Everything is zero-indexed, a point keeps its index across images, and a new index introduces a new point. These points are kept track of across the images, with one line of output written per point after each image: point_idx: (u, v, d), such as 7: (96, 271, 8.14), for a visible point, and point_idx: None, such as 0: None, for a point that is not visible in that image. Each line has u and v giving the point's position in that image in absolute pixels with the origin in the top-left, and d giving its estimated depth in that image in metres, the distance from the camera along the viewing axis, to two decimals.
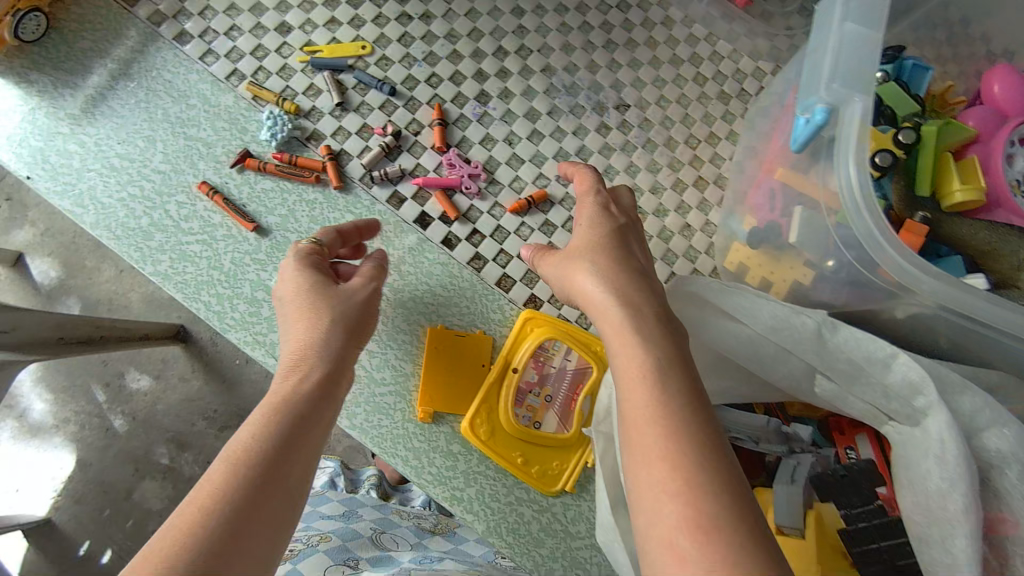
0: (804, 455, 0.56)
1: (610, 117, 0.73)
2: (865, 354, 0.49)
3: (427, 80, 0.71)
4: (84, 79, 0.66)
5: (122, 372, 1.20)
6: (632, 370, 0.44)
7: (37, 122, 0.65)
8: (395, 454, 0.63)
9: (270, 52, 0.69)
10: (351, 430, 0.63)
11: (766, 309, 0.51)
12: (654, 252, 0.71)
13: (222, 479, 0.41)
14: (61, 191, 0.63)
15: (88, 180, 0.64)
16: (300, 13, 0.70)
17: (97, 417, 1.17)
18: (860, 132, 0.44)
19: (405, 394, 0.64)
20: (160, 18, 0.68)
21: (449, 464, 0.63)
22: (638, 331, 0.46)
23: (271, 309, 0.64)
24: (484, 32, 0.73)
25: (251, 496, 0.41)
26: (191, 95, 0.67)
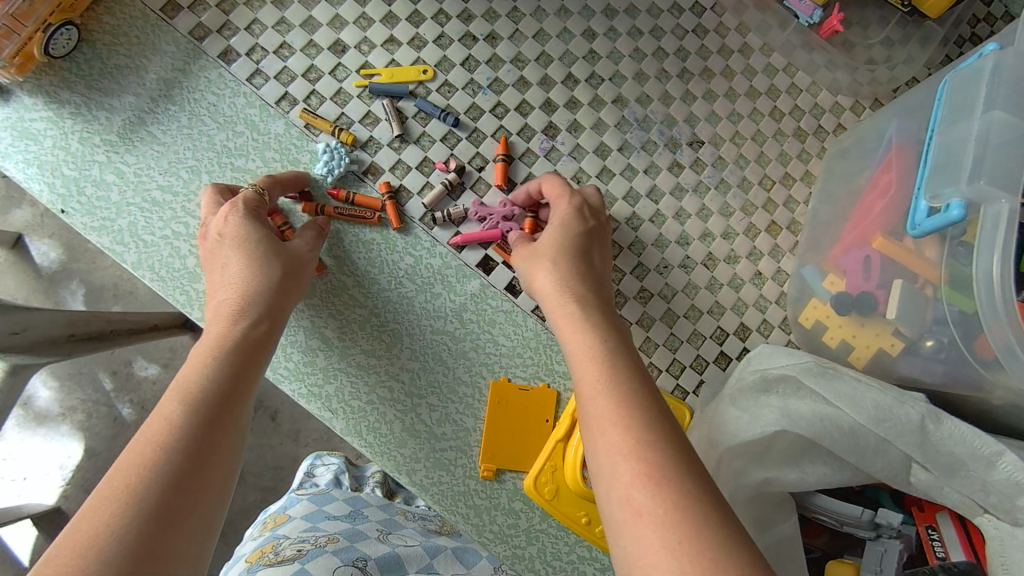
0: (893, 542, 0.52)
1: (683, 154, 0.69)
2: (969, 450, 0.48)
3: (492, 110, 0.66)
4: (121, 95, 0.61)
5: (130, 360, 1.14)
6: (594, 367, 0.44)
7: (70, 149, 0.59)
8: (456, 512, 0.61)
9: (325, 74, 0.64)
10: (410, 485, 0.61)
11: (869, 399, 0.49)
12: (723, 300, 0.68)
13: (171, 415, 0.41)
14: (99, 227, 0.59)
15: (128, 215, 0.59)
16: (356, 29, 0.65)
17: (105, 405, 1.12)
18: (1006, 233, 0.42)
19: (466, 449, 0.62)
20: (204, 32, 0.62)
21: (510, 522, 0.61)
22: (596, 333, 0.47)
23: (327, 359, 0.61)
24: (553, 57, 0.68)
25: (184, 436, 0.40)
26: (238, 122, 0.62)
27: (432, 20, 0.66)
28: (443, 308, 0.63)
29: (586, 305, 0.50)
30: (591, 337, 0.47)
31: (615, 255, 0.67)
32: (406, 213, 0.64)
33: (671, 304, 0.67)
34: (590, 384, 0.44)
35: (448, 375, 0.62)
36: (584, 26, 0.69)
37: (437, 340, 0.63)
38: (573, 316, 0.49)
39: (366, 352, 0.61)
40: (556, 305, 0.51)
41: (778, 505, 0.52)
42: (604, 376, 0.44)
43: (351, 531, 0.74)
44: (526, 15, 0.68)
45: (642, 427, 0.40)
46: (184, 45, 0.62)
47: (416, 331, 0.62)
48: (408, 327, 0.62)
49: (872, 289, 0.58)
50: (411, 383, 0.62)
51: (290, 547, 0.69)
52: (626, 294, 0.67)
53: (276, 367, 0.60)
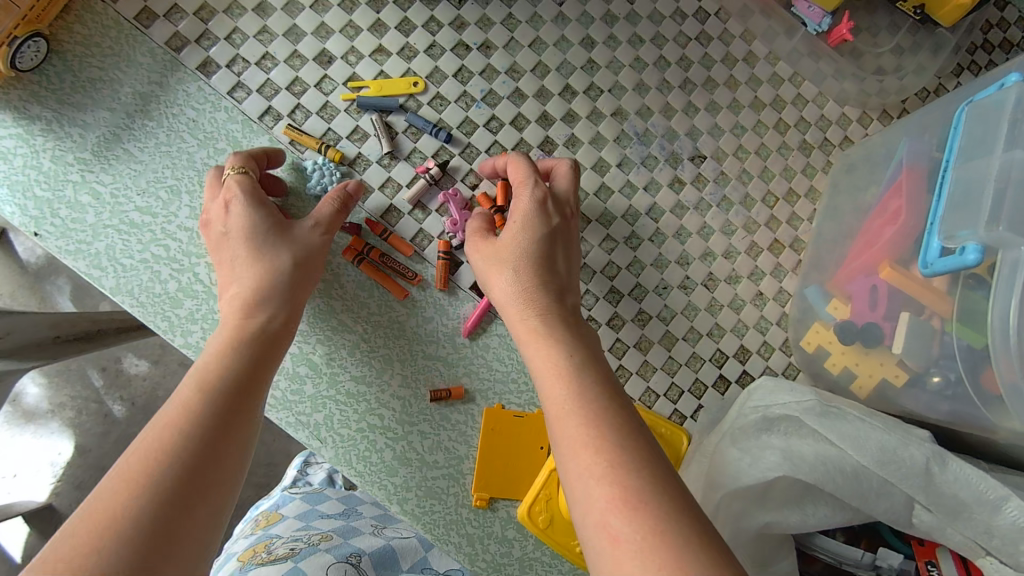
0: None
1: (684, 169, 0.67)
2: (973, 493, 0.47)
3: (486, 124, 0.63)
4: (95, 108, 0.57)
5: (119, 357, 1.10)
6: (562, 389, 0.43)
7: (41, 168, 0.56)
8: (448, 541, 0.59)
9: (310, 86, 0.61)
10: (402, 515, 0.59)
11: (874, 439, 0.48)
12: (723, 322, 0.66)
13: (179, 425, 0.40)
14: (74, 251, 0.56)
15: (105, 238, 0.57)
16: (343, 39, 0.62)
17: (95, 402, 1.08)
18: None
19: (459, 477, 0.60)
20: (181, 42, 0.59)
21: (504, 550, 0.60)
22: (561, 350, 0.46)
23: (316, 386, 0.59)
24: (550, 67, 0.65)
25: (195, 449, 0.39)
26: (219, 138, 0.59)
27: (422, 28, 0.63)
28: (436, 332, 0.61)
29: (550, 322, 0.48)
30: (558, 357, 0.45)
31: (613, 276, 0.65)
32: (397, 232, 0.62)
33: (670, 327, 0.65)
34: (560, 409, 0.42)
35: (441, 402, 0.61)
36: (583, 34, 0.66)
37: (429, 365, 0.61)
38: (538, 335, 0.47)
39: (355, 379, 0.60)
40: (523, 321, 0.49)
41: (778, 542, 0.52)
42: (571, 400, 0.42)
43: (347, 529, 0.73)
44: (522, 22, 0.65)
45: (618, 449, 0.39)
46: (160, 55, 0.59)
47: (408, 356, 0.60)
48: (400, 352, 0.60)
49: (878, 320, 0.57)
50: (402, 410, 0.60)
51: (284, 546, 0.69)
52: (624, 317, 0.65)
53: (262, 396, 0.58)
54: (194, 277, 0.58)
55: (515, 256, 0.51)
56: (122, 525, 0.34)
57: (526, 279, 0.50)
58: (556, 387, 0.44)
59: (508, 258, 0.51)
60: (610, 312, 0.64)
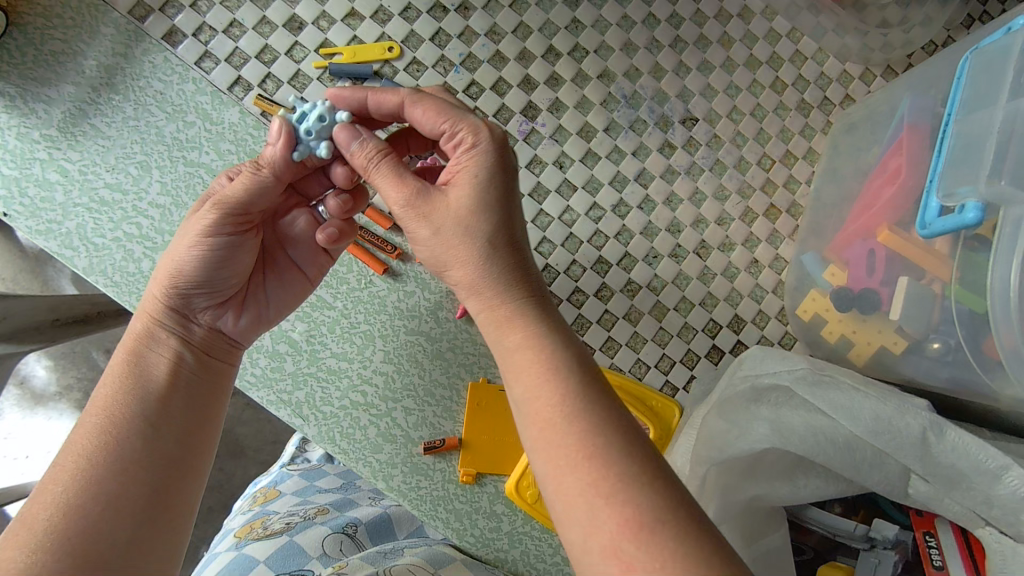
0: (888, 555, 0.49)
1: (675, 133, 0.64)
2: (973, 463, 0.45)
3: (466, 90, 0.61)
4: (59, 83, 0.56)
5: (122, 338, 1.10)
6: (541, 396, 0.40)
7: (7, 146, 0.55)
8: (435, 517, 0.59)
9: (280, 55, 0.58)
10: (387, 492, 0.59)
11: (868, 410, 0.45)
12: (717, 292, 0.64)
13: (83, 464, 0.43)
14: (45, 231, 0.55)
15: (75, 217, 0.55)
16: (313, 3, 0.59)
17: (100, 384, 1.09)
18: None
19: (445, 453, 0.59)
20: (145, 11, 0.57)
21: (492, 525, 0.59)
22: (538, 336, 0.41)
23: (296, 364, 0.58)
24: (532, 28, 0.62)
25: (120, 484, 0.43)
26: (188, 111, 0.57)
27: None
28: (417, 308, 0.60)
29: (522, 310, 0.42)
30: (533, 354, 0.41)
31: (600, 244, 0.63)
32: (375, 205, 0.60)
33: (661, 297, 0.63)
34: (543, 412, 0.39)
35: (425, 377, 0.59)
36: None
37: (412, 341, 0.59)
38: (510, 325, 0.42)
39: (337, 356, 0.58)
40: (488, 308, 0.43)
41: (769, 515, 0.50)
42: (556, 404, 0.39)
43: (342, 501, 0.73)
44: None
45: (606, 460, 0.37)
46: (123, 26, 0.56)
47: (391, 334, 0.59)
48: (381, 330, 0.59)
49: (875, 286, 0.54)
50: (385, 386, 0.59)
51: (280, 521, 0.69)
52: (613, 288, 0.63)
53: (242, 375, 0.57)
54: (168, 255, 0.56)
55: (468, 233, 0.43)
56: (71, 521, 0.40)
57: (484, 259, 0.43)
58: (533, 391, 0.40)
59: (456, 234, 0.43)
60: (598, 283, 0.62)
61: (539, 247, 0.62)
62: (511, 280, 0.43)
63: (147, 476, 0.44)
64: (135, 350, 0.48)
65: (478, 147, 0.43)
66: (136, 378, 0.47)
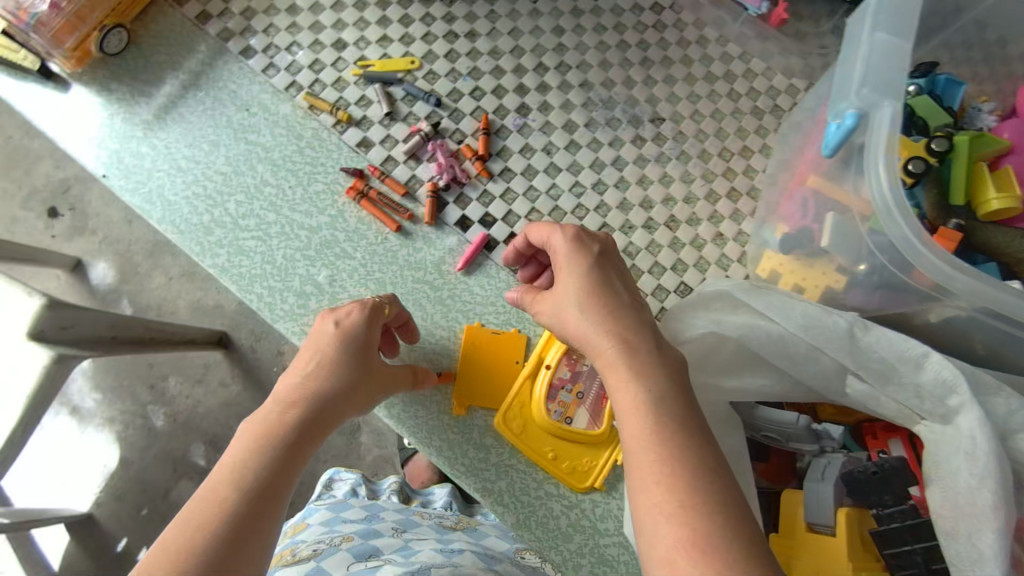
0: (837, 456, 0.58)
1: (740, 183, 0.81)
2: None
3: (663, 202, 0.79)
4: (365, 152, 0.78)
5: (165, 375, 1.43)
6: (670, 496, 0.45)
7: (337, 172, 0.78)
8: (534, 509, 0.68)
9: (538, 151, 0.80)
10: (510, 518, 0.68)
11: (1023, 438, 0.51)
12: (687, 258, 0.78)
13: (214, 512, 0.51)
14: (345, 231, 0.76)
15: (364, 225, 0.76)
16: (562, 113, 0.81)
17: (140, 417, 1.40)
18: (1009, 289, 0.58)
19: (577, 463, 0.69)
20: (458, 95, 0.81)
21: (570, 526, 0.68)
22: (727, 539, 0.43)
23: (484, 363, 0.72)
24: (712, 153, 0.81)
25: (236, 530, 0.50)
26: (417, 240, 0.76)
27: (606, 126, 0.81)
28: (581, 362, 0.71)
29: (714, 489, 0.45)
30: (678, 519, 0.44)
31: (659, 275, 0.77)
32: None
33: (661, 281, 0.77)
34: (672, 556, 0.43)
35: (576, 421, 0.69)
36: (742, 143, 0.82)
37: (574, 370, 0.71)
38: (691, 491, 0.45)
39: (507, 361, 0.73)
40: (668, 490, 0.45)
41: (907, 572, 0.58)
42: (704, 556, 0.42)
43: (367, 531, 0.82)
44: (665, 118, 0.82)
45: None
46: (413, 123, 0.80)
47: (551, 382, 0.70)
48: (548, 378, 0.70)
49: None
50: (537, 424, 0.69)
51: (307, 547, 0.77)
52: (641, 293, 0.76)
53: (454, 357, 0.73)
54: (426, 270, 0.75)
55: (650, 387, 0.51)
56: (198, 551, 0.49)
57: (676, 455, 0.47)
58: (678, 535, 0.44)
59: (657, 441, 0.48)
60: None
61: None
62: (694, 494, 0.45)
63: (238, 537, 0.50)
64: (260, 486, 0.53)
65: (579, 235, 0.60)
66: (261, 489, 0.53)
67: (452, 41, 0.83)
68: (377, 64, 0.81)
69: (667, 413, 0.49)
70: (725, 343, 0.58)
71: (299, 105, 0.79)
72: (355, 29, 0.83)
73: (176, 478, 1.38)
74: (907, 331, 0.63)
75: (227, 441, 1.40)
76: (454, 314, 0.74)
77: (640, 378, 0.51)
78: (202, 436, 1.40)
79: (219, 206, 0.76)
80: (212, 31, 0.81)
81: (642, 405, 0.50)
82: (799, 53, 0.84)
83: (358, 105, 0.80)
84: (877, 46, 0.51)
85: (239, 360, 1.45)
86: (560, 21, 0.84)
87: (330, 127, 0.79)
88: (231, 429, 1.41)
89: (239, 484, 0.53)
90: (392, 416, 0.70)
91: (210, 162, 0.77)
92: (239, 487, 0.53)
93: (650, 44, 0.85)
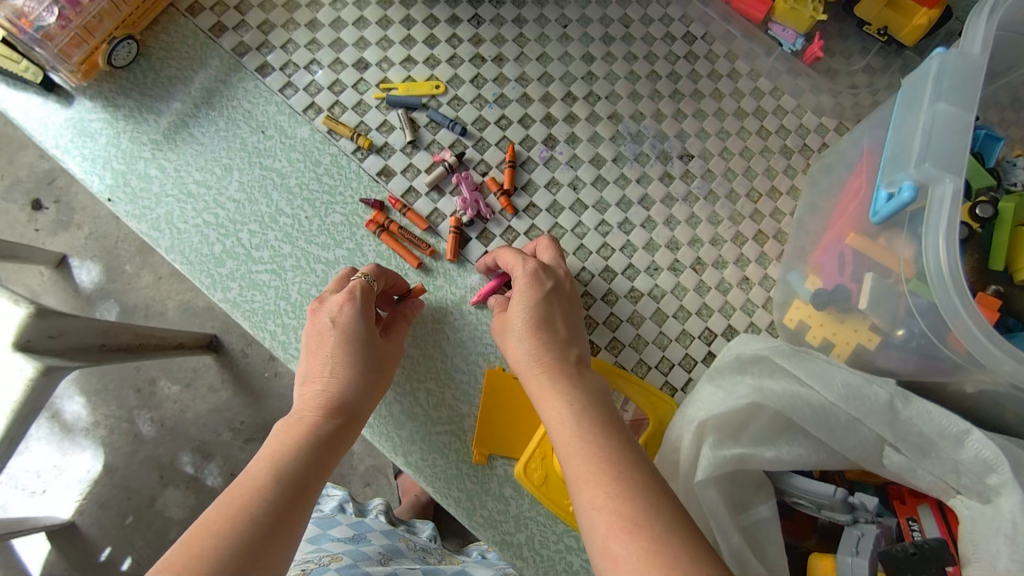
0: (870, 527, 0.55)
1: (767, 226, 0.79)
2: None
3: (690, 243, 0.77)
4: (386, 180, 0.75)
5: (153, 379, 1.38)
6: (605, 490, 0.48)
7: (357, 203, 0.75)
8: (553, 561, 0.67)
9: (564, 186, 0.77)
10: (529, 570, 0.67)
11: None
12: (713, 302, 0.76)
13: (247, 495, 0.50)
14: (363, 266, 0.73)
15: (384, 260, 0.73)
16: (589, 147, 0.79)
17: (127, 422, 1.35)
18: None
19: None
20: (484, 124, 0.78)
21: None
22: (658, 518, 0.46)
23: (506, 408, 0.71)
24: (740, 193, 0.80)
25: (271, 517, 0.50)
26: (439, 276, 0.74)
27: (635, 162, 0.79)
28: None
29: (639, 478, 0.49)
30: (615, 506, 0.47)
31: (683, 319, 0.75)
32: (590, 314, 0.75)
33: (686, 326, 0.75)
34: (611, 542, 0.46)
35: None
36: (769, 185, 0.80)
37: None
38: (624, 481, 0.49)
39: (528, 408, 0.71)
40: (597, 484, 0.49)
41: None
42: (638, 536, 0.45)
43: (356, 552, 0.79)
44: (694, 155, 0.80)
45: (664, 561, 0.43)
46: (436, 152, 0.77)
47: None
48: None
49: None
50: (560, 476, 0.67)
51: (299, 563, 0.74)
52: (666, 337, 0.75)
53: (474, 401, 0.71)
54: (447, 309, 0.73)
55: (580, 403, 0.56)
56: (235, 528, 0.48)
57: (606, 459, 0.50)
58: (612, 524, 0.46)
59: (590, 443, 0.52)
60: (649, 335, 0.75)
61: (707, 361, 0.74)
62: (627, 483, 0.48)
63: (272, 521, 0.49)
64: (294, 479, 0.53)
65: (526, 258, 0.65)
66: (294, 481, 0.53)
67: (479, 66, 0.80)
68: (400, 87, 0.78)
69: (595, 423, 0.54)
70: (762, 412, 0.56)
71: (317, 128, 0.76)
72: (378, 48, 0.79)
73: (163, 485, 1.33)
74: (940, 396, 0.63)
75: (217, 449, 1.35)
76: (475, 356, 0.72)
77: (568, 396, 0.56)
78: (189, 443, 1.35)
79: (232, 235, 0.72)
80: (226, 44, 0.77)
81: (577, 420, 0.54)
82: (829, 91, 0.81)
83: (380, 131, 0.77)
84: (938, 117, 0.50)
85: (229, 365, 1.39)
86: (590, 49, 0.82)
87: (350, 153, 0.76)
88: (221, 435, 1.36)
89: (267, 468, 0.53)
90: (409, 462, 0.69)
91: (222, 188, 0.74)
92: (270, 472, 0.53)
93: (681, 76, 0.82)
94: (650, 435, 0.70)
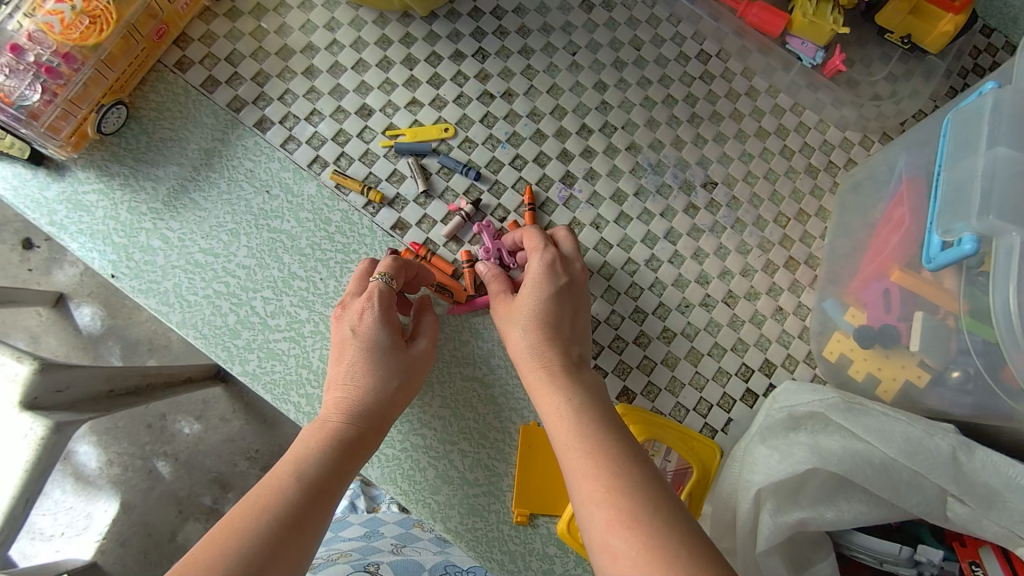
0: None
1: (798, 251, 0.76)
2: None
3: (721, 276, 0.75)
4: (401, 234, 0.72)
5: (165, 415, 1.20)
6: (600, 479, 0.44)
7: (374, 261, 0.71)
8: None
9: (586, 225, 0.74)
10: None
11: None
12: (748, 336, 0.73)
13: (268, 492, 0.47)
14: None
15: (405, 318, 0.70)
16: (609, 181, 0.76)
17: (141, 459, 1.18)
18: None
19: None
20: (498, 166, 0.75)
21: None
22: (664, 511, 0.42)
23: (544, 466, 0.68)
24: (767, 219, 0.76)
25: (293, 512, 0.46)
26: (464, 331, 0.71)
27: (657, 194, 0.76)
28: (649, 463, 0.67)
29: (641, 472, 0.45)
30: (613, 496, 0.43)
31: (719, 356, 0.73)
32: (622, 359, 0.72)
33: (723, 363, 0.72)
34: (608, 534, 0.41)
35: None
36: (796, 208, 0.77)
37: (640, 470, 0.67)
38: (627, 471, 0.45)
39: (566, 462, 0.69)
40: (598, 473, 0.45)
41: None
42: (634, 531, 0.40)
43: (365, 547, 0.77)
44: (717, 182, 0.77)
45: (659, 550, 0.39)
46: (451, 200, 0.73)
47: None
48: None
49: None
50: None
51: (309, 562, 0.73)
52: (702, 377, 0.72)
53: (510, 460, 0.69)
54: (475, 365, 0.70)
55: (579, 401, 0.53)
56: (257, 520, 0.44)
57: (598, 450, 0.47)
58: (611, 517, 0.42)
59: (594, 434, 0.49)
60: (685, 377, 0.72)
61: (745, 399, 0.72)
62: (629, 471, 0.45)
63: (293, 517, 0.46)
64: (317, 479, 0.50)
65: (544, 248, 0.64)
66: (316, 483, 0.49)
67: (488, 104, 0.76)
68: (408, 133, 0.74)
69: (593, 422, 0.50)
70: (818, 471, 0.54)
71: (325, 183, 0.72)
72: (382, 92, 0.75)
73: (182, 519, 1.17)
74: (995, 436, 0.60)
75: (235, 480, 1.19)
76: (507, 412, 0.70)
77: (571, 395, 0.54)
78: (207, 475, 1.19)
79: (245, 305, 0.69)
80: (221, 98, 0.73)
81: (579, 414, 0.52)
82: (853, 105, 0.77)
83: (390, 181, 0.73)
84: (997, 162, 0.49)
85: (240, 394, 1.23)
86: (602, 76, 0.78)
87: (361, 208, 0.72)
88: (237, 465, 1.20)
89: (289, 466, 0.50)
90: (449, 531, 0.66)
91: (230, 254, 0.70)
92: (285, 471, 0.49)
93: (699, 99, 0.79)
94: (695, 485, 0.67)
